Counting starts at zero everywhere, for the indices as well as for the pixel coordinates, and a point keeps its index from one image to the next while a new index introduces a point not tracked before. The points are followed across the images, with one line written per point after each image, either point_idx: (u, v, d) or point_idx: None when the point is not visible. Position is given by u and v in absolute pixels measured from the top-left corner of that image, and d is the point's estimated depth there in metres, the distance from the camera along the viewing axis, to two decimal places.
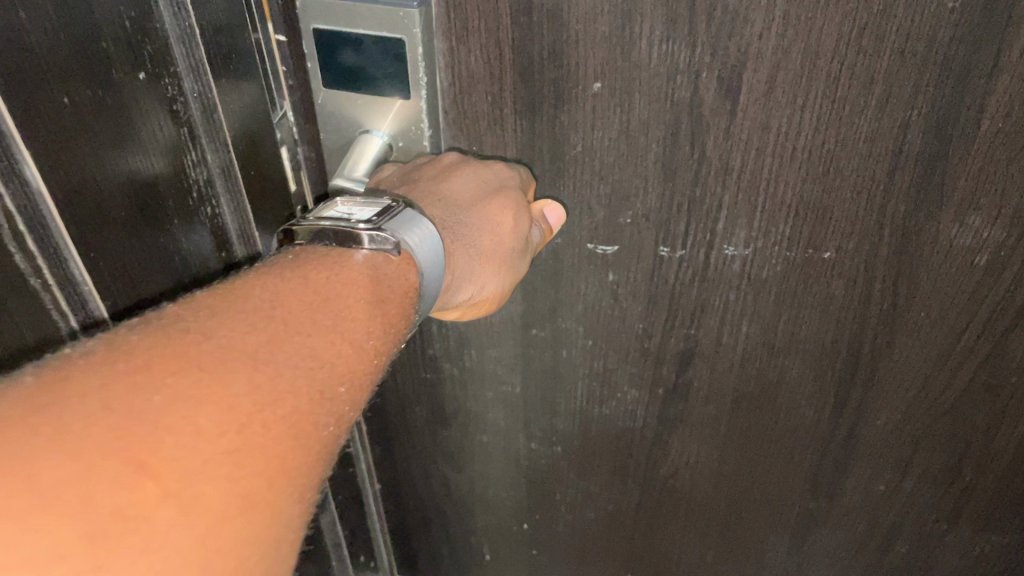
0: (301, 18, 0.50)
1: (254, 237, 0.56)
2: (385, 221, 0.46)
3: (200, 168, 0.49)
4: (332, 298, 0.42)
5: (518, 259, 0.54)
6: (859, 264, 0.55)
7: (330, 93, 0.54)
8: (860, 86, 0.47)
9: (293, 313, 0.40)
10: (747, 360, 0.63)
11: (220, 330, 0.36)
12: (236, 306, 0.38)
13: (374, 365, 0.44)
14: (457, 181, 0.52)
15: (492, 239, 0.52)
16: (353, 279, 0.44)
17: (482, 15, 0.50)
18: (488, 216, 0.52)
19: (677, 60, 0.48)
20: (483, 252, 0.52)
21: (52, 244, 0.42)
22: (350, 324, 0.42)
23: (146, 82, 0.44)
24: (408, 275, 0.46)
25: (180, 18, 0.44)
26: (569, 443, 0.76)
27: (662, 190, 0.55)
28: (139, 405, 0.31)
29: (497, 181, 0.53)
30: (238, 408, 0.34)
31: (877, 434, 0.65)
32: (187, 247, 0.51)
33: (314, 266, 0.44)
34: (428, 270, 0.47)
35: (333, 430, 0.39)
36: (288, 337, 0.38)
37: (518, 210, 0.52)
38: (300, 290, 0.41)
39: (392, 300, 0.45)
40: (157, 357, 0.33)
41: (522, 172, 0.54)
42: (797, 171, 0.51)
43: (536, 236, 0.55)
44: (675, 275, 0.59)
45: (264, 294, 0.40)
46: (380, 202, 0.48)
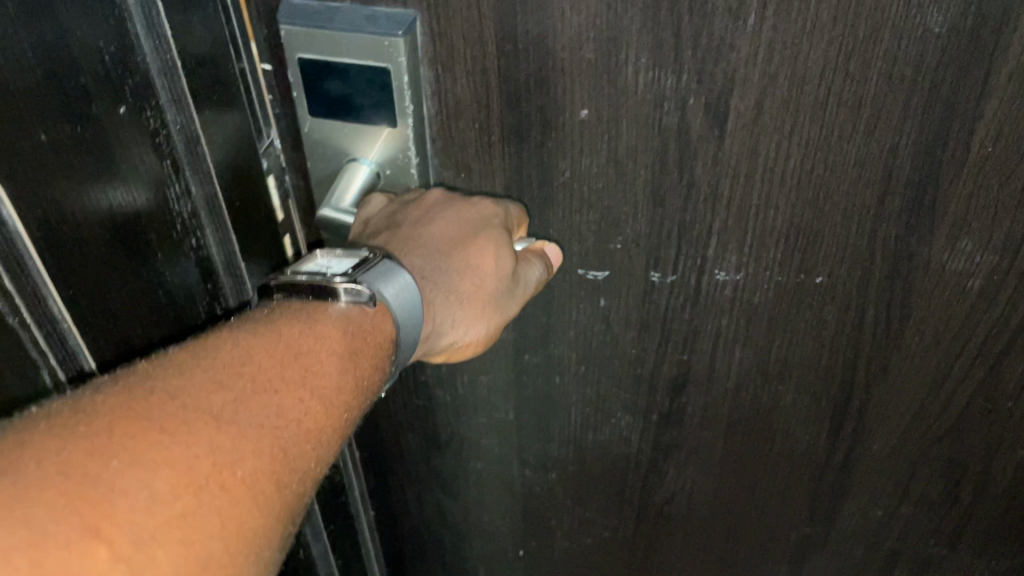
0: (287, 46, 0.50)
1: (246, 283, 0.57)
2: (362, 273, 0.46)
3: (184, 201, 0.49)
4: (303, 354, 0.43)
5: (505, 300, 0.53)
6: (851, 288, 0.54)
7: (316, 122, 0.53)
8: (847, 111, 0.46)
9: (262, 371, 0.41)
10: (741, 386, 0.63)
11: (185, 389, 0.38)
12: (205, 364, 0.39)
13: (344, 422, 0.44)
14: (438, 224, 0.52)
15: (473, 282, 0.52)
16: (326, 333, 0.44)
17: (468, 44, 0.49)
18: (468, 259, 0.52)
19: (664, 86, 0.48)
20: (465, 295, 0.52)
21: (31, 281, 0.42)
22: (320, 379, 0.43)
23: (127, 116, 0.43)
24: (383, 327, 0.46)
25: (162, 51, 0.43)
26: (564, 470, 0.75)
27: (652, 216, 0.54)
28: (95, 469, 0.33)
29: (480, 221, 0.52)
30: (198, 468, 0.35)
31: (873, 459, 0.64)
32: (172, 281, 0.51)
33: (287, 322, 0.44)
34: (405, 321, 0.47)
35: (296, 489, 0.40)
36: (255, 395, 0.39)
37: (499, 251, 0.52)
38: (271, 346, 0.42)
39: (365, 353, 0.45)
40: (120, 420, 0.35)
41: (511, 209, 0.54)
42: (786, 197, 0.51)
43: (537, 271, 0.54)
44: (667, 300, 0.58)
45: (234, 351, 0.41)
46: (358, 253, 0.48)
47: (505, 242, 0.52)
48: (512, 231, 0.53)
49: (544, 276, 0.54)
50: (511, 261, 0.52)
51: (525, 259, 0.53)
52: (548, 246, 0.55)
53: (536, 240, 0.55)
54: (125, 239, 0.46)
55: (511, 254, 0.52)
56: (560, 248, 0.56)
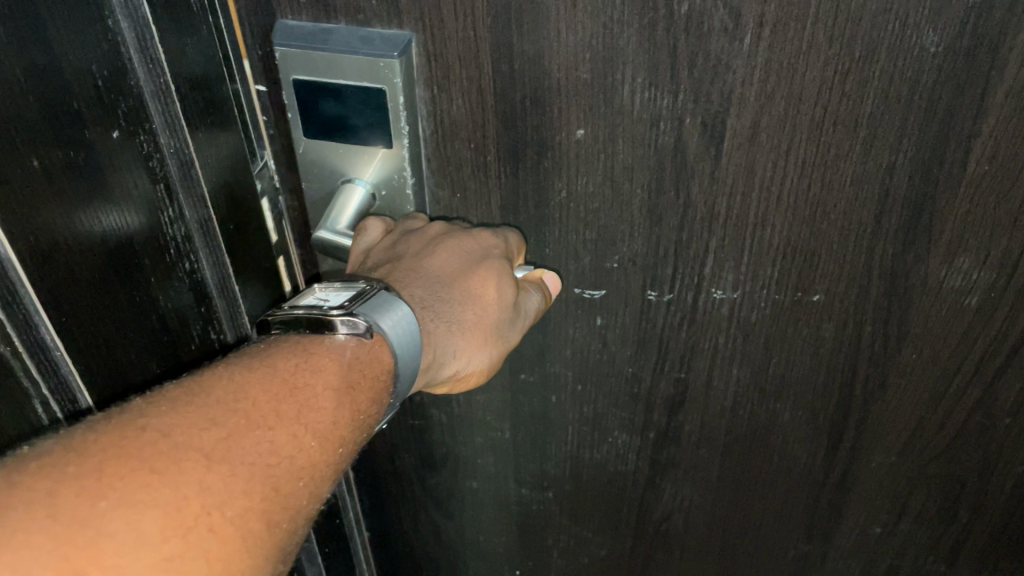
0: (281, 68, 0.50)
1: (241, 318, 0.57)
2: (359, 305, 0.46)
3: (177, 224, 0.49)
4: (300, 388, 0.42)
5: (506, 329, 0.52)
6: (848, 306, 0.54)
7: (311, 143, 0.52)
8: (844, 131, 0.46)
9: (257, 406, 0.40)
10: (739, 404, 0.62)
11: (178, 426, 0.37)
12: (198, 399, 0.39)
13: (340, 456, 0.43)
14: (440, 254, 0.52)
15: (476, 311, 0.51)
16: (323, 365, 0.44)
17: (463, 65, 0.49)
18: (471, 289, 0.51)
19: (660, 106, 0.48)
20: (467, 326, 0.51)
21: (23, 312, 0.41)
22: (315, 414, 0.42)
23: (120, 139, 0.43)
24: (382, 357, 0.46)
25: (155, 74, 0.43)
26: (560, 490, 0.74)
27: (648, 235, 0.54)
28: (84, 511, 0.32)
29: (481, 252, 0.52)
30: (185, 509, 0.35)
31: (870, 477, 0.64)
32: (167, 305, 0.51)
33: (283, 354, 0.44)
34: (404, 352, 0.46)
35: (288, 526, 0.39)
36: (248, 432, 0.39)
37: (501, 279, 0.51)
38: (267, 379, 0.42)
39: (363, 386, 0.45)
40: (110, 459, 0.34)
41: (510, 241, 0.54)
42: (784, 215, 0.51)
43: (536, 300, 0.54)
44: (664, 319, 0.58)
45: (228, 385, 0.40)
46: (356, 286, 0.48)
47: (506, 271, 0.51)
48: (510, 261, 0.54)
49: (542, 306, 0.55)
50: (512, 288, 0.52)
51: (523, 291, 0.53)
52: (547, 274, 0.55)
53: (534, 268, 0.56)
54: (119, 270, 0.46)
55: (512, 282, 0.52)
56: (558, 276, 0.56)
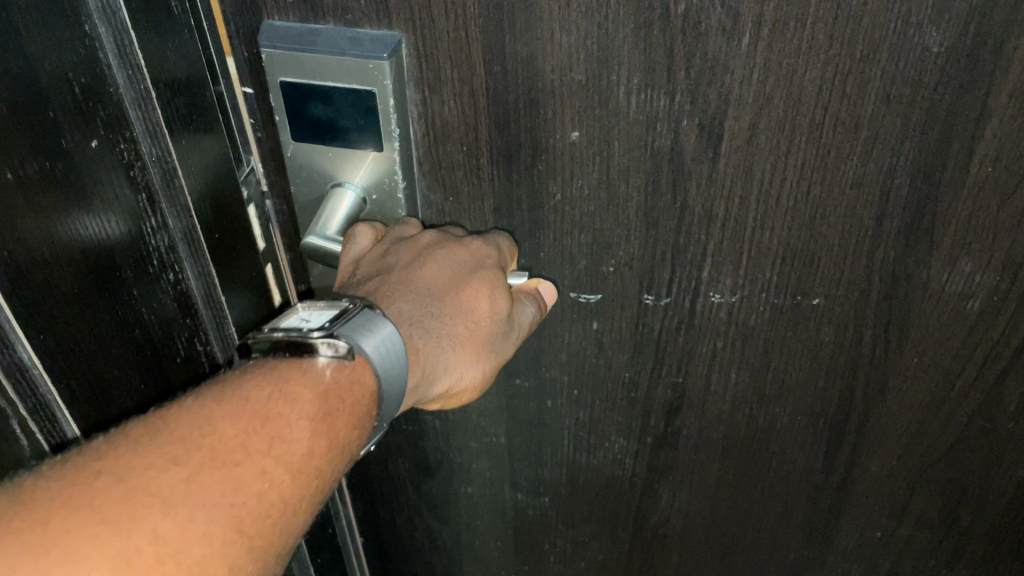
0: (268, 70, 0.49)
1: (232, 334, 0.56)
2: (339, 326, 0.44)
3: (160, 234, 0.47)
4: (272, 419, 0.41)
5: (498, 342, 0.51)
6: (849, 310, 0.53)
7: (299, 146, 0.51)
8: (844, 132, 0.45)
9: (224, 441, 0.39)
10: (737, 409, 0.61)
11: (136, 469, 0.37)
12: (161, 438, 0.38)
13: (315, 486, 0.42)
14: (431, 266, 0.50)
15: (467, 325, 0.50)
16: (298, 392, 0.43)
17: (455, 66, 0.48)
18: (462, 302, 0.50)
19: (656, 108, 0.47)
20: (459, 339, 0.50)
21: (19, 366, 0.42)
22: (288, 445, 0.41)
23: (98, 149, 0.42)
24: (365, 380, 0.45)
25: (135, 81, 0.42)
26: (557, 494, 0.73)
27: (645, 239, 0.53)
28: (27, 567, 0.33)
29: (473, 261, 0.51)
30: (137, 561, 0.35)
31: (870, 481, 0.63)
32: (150, 318, 0.49)
33: (256, 381, 0.43)
34: (387, 373, 0.45)
35: (254, 566, 0.39)
36: (212, 471, 0.38)
37: (493, 291, 0.50)
38: (237, 411, 0.41)
39: (342, 411, 0.44)
40: (59, 510, 0.35)
41: (503, 245, 0.53)
42: (783, 217, 0.50)
43: (530, 312, 0.53)
44: (661, 323, 0.57)
45: (194, 421, 0.39)
46: (339, 304, 0.46)
47: (499, 282, 0.50)
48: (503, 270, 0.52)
49: (536, 318, 0.53)
50: (507, 300, 0.51)
51: (516, 301, 0.52)
52: (543, 285, 0.54)
53: (528, 280, 0.55)
54: (100, 285, 0.44)
55: (506, 294, 0.51)
56: (553, 286, 0.55)
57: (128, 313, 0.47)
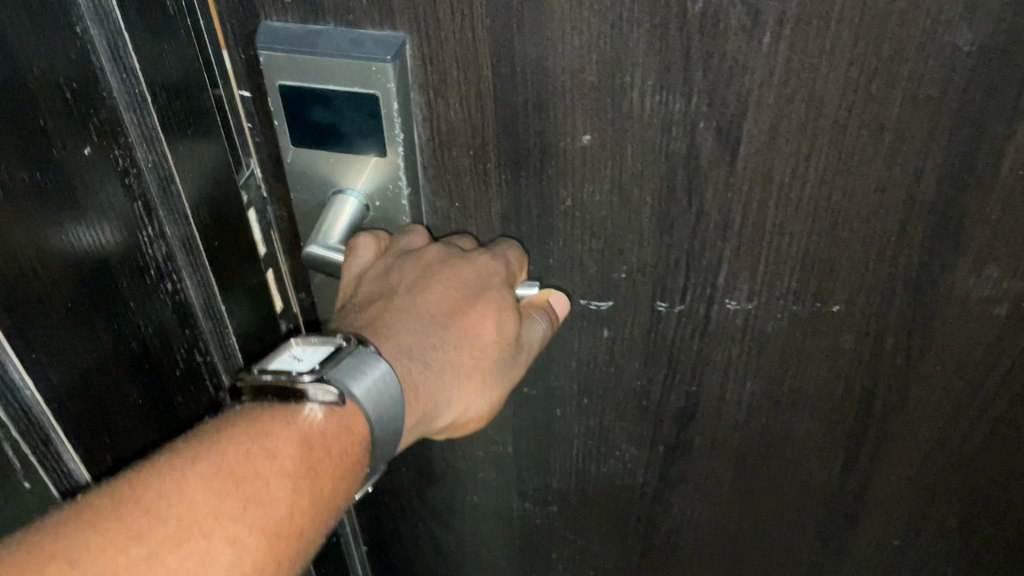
0: (266, 73, 0.47)
1: (232, 348, 0.54)
2: (329, 369, 0.43)
3: (157, 243, 0.45)
4: (248, 480, 0.40)
5: (504, 367, 0.50)
6: (870, 316, 0.51)
7: (300, 151, 0.49)
8: (869, 135, 0.44)
9: (193, 510, 0.38)
10: (752, 417, 0.60)
11: (94, 550, 0.36)
12: (126, 510, 0.37)
13: (296, 547, 0.41)
14: (435, 290, 0.49)
15: (473, 354, 0.49)
16: (278, 448, 0.42)
17: (461, 68, 0.46)
18: (467, 329, 0.49)
19: (672, 110, 0.45)
20: (462, 371, 0.49)
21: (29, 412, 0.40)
22: (263, 507, 0.40)
23: (92, 156, 0.40)
24: (355, 426, 0.44)
25: (130, 84, 0.40)
26: (565, 503, 0.71)
27: (658, 244, 0.51)
28: None
29: (479, 279, 0.49)
30: None
31: (889, 489, 0.62)
32: (146, 329, 0.46)
33: (236, 435, 0.42)
34: (382, 418, 0.45)
35: None
36: (176, 546, 0.37)
37: (500, 317, 0.49)
38: (211, 473, 0.40)
39: (327, 465, 0.43)
40: None
41: (511, 255, 0.51)
42: (802, 222, 0.48)
43: (541, 328, 0.51)
44: (674, 330, 0.55)
45: (164, 487, 0.39)
46: (334, 339, 0.45)
47: (508, 302, 0.49)
48: (512, 284, 0.51)
49: (547, 332, 0.52)
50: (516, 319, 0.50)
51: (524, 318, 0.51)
52: (556, 297, 0.53)
53: (540, 289, 0.53)
54: (94, 294, 0.42)
55: (515, 311, 0.50)
56: (566, 298, 0.53)
57: (123, 325, 0.45)
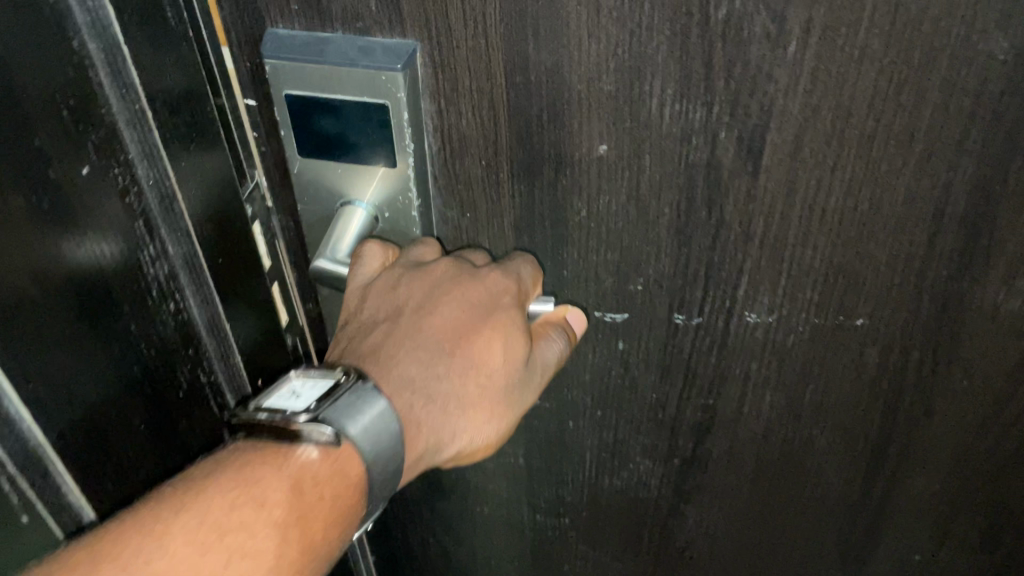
0: (273, 82, 0.45)
1: (236, 368, 0.52)
2: (325, 408, 0.42)
3: (160, 262, 0.44)
4: (234, 529, 0.39)
5: (512, 396, 0.48)
6: (895, 331, 0.50)
7: (307, 162, 0.48)
8: (898, 145, 0.42)
9: (173, 565, 0.37)
10: (771, 431, 0.58)
11: None
12: (104, 565, 0.36)
13: None
14: (440, 310, 0.48)
15: (479, 381, 0.47)
16: (267, 495, 0.40)
17: (473, 76, 0.44)
18: (474, 355, 0.47)
19: (692, 119, 0.43)
20: (467, 400, 0.47)
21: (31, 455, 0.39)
22: (249, 559, 0.39)
23: (91, 176, 0.38)
24: (349, 469, 0.43)
25: (130, 100, 0.39)
26: (577, 515, 0.70)
27: (677, 256, 0.50)
28: None
29: (488, 299, 0.48)
30: None
31: (911, 504, 0.60)
32: (149, 354, 0.44)
33: (224, 480, 0.40)
34: (379, 456, 0.44)
35: None
36: None
37: (508, 341, 0.47)
38: (195, 524, 0.38)
39: (316, 511, 0.41)
40: None
41: (523, 271, 0.49)
42: (826, 235, 0.46)
43: (558, 347, 0.50)
44: (692, 343, 0.54)
45: (144, 540, 0.37)
46: (332, 376, 0.44)
47: (516, 323, 0.48)
48: (523, 300, 0.49)
49: (565, 351, 0.50)
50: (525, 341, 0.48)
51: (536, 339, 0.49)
52: (573, 313, 0.51)
53: (557, 305, 0.51)
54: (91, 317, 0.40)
55: (524, 333, 0.48)
56: (583, 314, 0.52)
57: (124, 349, 0.42)
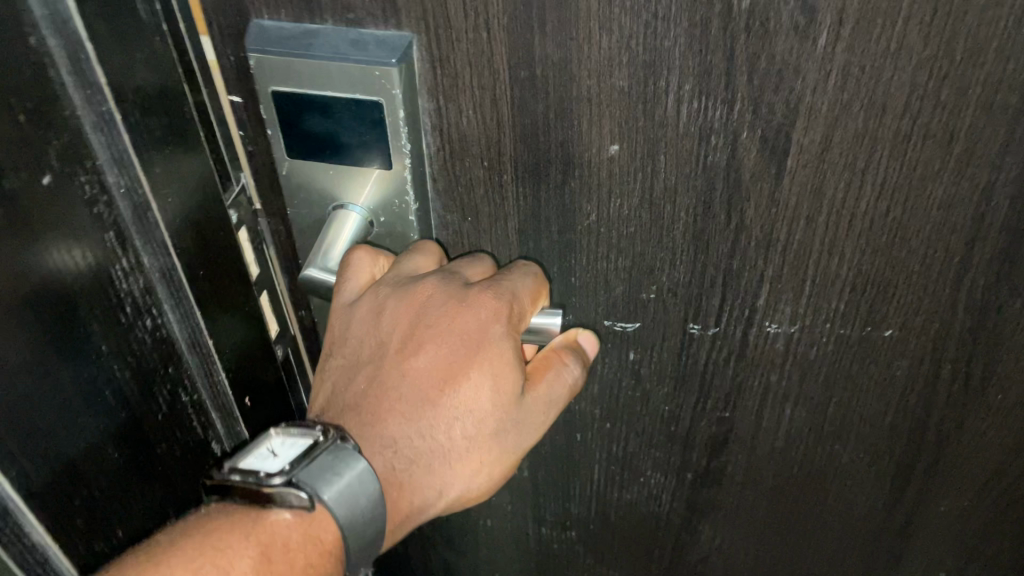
0: (257, 78, 0.42)
1: (226, 409, 0.50)
2: (301, 470, 0.41)
3: (134, 276, 0.41)
4: None
5: (506, 443, 0.45)
6: (927, 342, 0.47)
7: (296, 163, 0.45)
8: (935, 146, 0.39)
9: None
10: (790, 445, 0.55)
11: None
12: None
13: None
14: (426, 353, 0.44)
15: (467, 430, 0.44)
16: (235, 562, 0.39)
17: (474, 72, 0.41)
18: (461, 403, 0.44)
19: (711, 118, 0.40)
20: (455, 454, 0.44)
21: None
22: None
23: (54, 185, 0.35)
24: (323, 533, 0.41)
25: (96, 102, 0.36)
26: (585, 529, 0.67)
27: (692, 263, 0.46)
28: None
29: (476, 332, 0.44)
30: None
31: (940, 519, 0.57)
32: (121, 374, 0.41)
33: (190, 549, 0.39)
34: (355, 520, 0.42)
35: None
36: None
37: (497, 387, 0.44)
38: None
39: None
40: None
41: (522, 284, 0.45)
42: (855, 241, 0.43)
43: (574, 372, 0.47)
44: (708, 354, 0.51)
45: None
46: (312, 433, 0.43)
47: (507, 363, 0.44)
48: (518, 318, 0.45)
49: (581, 376, 0.47)
50: (519, 382, 0.45)
51: (543, 371, 0.46)
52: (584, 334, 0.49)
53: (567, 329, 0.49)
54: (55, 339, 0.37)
55: (517, 374, 0.44)
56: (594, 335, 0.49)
57: (95, 370, 0.40)
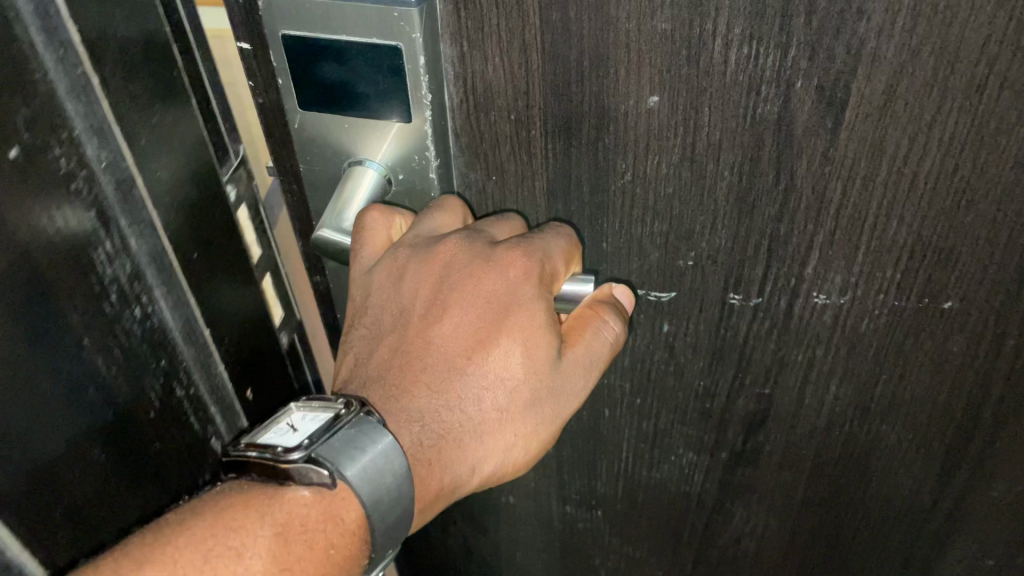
0: (267, 21, 0.39)
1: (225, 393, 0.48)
2: (321, 445, 0.39)
3: (120, 259, 0.38)
4: None
5: (540, 418, 0.43)
6: (989, 317, 0.43)
7: (308, 115, 0.42)
8: (1012, 98, 0.35)
9: None
10: (833, 425, 0.52)
11: None
12: None
13: None
14: (451, 321, 0.43)
15: (497, 402, 0.42)
16: (249, 544, 0.37)
17: (501, 14, 0.38)
18: (490, 372, 0.42)
19: (762, 65, 0.36)
20: (487, 428, 0.42)
21: None
22: None
23: (22, 159, 0.32)
24: (346, 513, 0.39)
25: (71, 66, 0.33)
26: (611, 508, 0.64)
27: (735, 227, 0.43)
28: None
29: (506, 300, 0.42)
30: None
31: (990, 509, 0.54)
32: (110, 372, 0.39)
33: (201, 529, 0.37)
34: (380, 498, 0.39)
35: None
36: None
37: (528, 354, 0.42)
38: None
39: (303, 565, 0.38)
40: None
41: (557, 243, 0.43)
42: (916, 205, 0.39)
43: (614, 331, 0.43)
44: (749, 326, 0.47)
45: None
46: (334, 406, 0.40)
47: (538, 327, 0.42)
48: (550, 278, 0.42)
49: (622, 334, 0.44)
50: (553, 349, 0.42)
51: (580, 332, 0.43)
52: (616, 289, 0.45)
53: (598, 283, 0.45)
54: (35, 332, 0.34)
55: (550, 341, 0.42)
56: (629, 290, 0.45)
57: (83, 364, 0.37)
